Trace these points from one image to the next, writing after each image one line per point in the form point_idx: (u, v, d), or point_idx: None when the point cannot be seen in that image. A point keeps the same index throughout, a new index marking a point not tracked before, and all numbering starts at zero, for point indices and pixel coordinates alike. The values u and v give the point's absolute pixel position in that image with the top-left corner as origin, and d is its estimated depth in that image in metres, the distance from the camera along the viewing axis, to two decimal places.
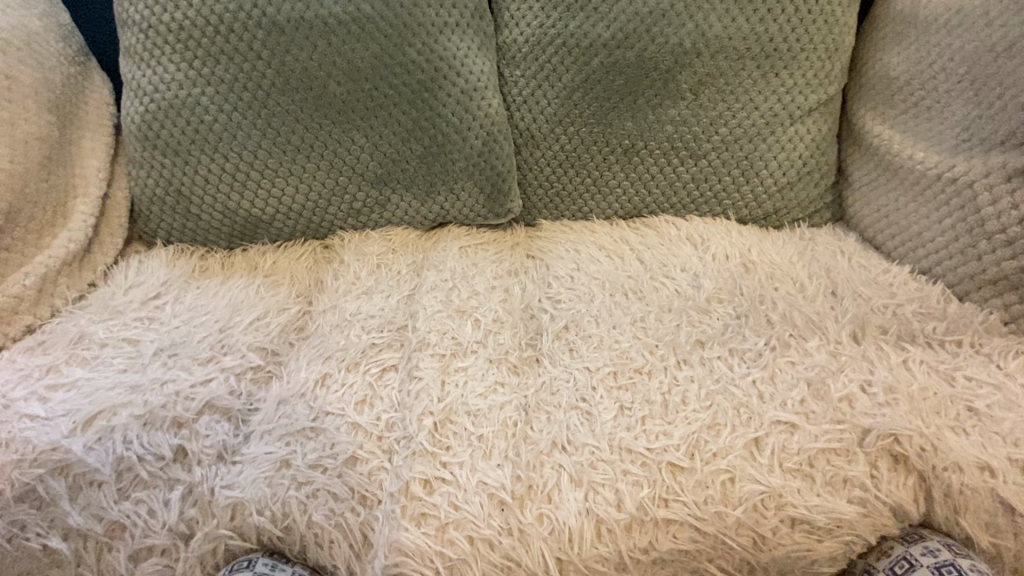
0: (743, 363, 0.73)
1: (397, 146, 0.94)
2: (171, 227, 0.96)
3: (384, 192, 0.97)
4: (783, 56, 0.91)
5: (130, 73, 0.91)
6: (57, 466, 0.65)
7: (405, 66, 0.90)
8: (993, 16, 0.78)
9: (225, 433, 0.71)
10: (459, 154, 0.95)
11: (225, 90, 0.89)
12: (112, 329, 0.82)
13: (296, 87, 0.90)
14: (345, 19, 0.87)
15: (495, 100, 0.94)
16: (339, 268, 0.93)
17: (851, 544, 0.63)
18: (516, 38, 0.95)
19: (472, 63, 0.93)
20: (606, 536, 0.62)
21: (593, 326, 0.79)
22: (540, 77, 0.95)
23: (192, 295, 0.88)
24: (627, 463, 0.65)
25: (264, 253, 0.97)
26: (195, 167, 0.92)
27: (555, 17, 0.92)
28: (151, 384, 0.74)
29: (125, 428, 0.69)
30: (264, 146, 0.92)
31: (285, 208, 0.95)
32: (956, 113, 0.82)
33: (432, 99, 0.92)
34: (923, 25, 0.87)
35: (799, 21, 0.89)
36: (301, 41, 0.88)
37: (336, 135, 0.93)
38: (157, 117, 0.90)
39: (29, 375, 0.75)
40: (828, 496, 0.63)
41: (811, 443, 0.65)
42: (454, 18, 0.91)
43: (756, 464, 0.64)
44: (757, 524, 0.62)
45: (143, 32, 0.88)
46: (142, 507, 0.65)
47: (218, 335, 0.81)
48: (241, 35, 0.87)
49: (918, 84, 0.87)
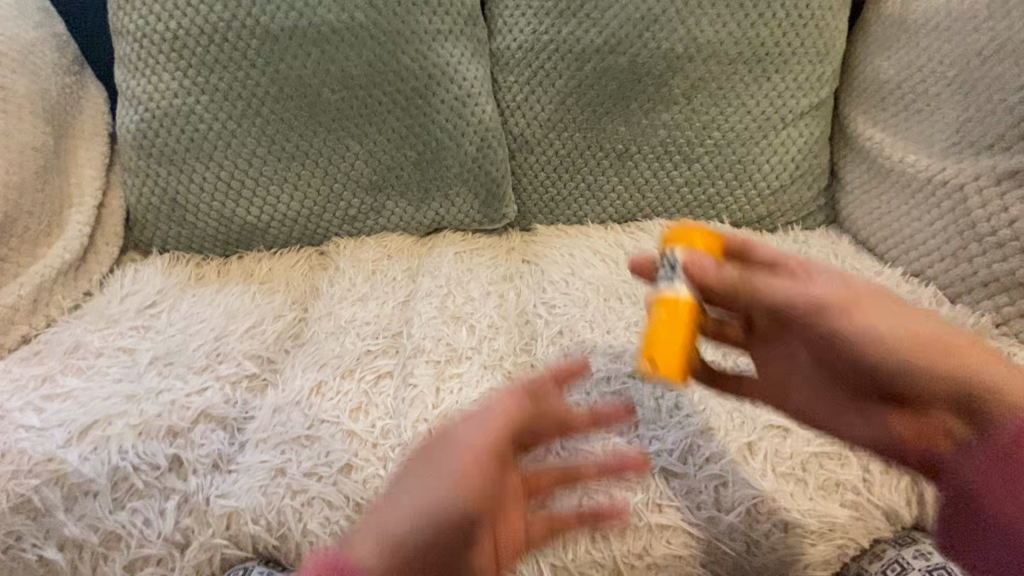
0: (736, 367, 0.74)
1: (392, 153, 0.95)
2: (167, 236, 0.96)
3: (379, 198, 0.97)
4: (775, 60, 0.91)
5: (125, 82, 0.91)
6: (53, 477, 0.66)
7: (398, 72, 0.90)
8: (980, 21, 0.79)
9: (221, 442, 0.71)
10: (453, 160, 0.96)
11: (219, 99, 0.90)
12: (108, 338, 0.82)
13: (291, 95, 0.90)
14: (338, 27, 0.88)
15: (489, 106, 0.95)
16: (334, 275, 0.93)
17: (844, 548, 0.63)
18: (510, 44, 0.96)
19: (465, 70, 0.93)
20: (601, 542, 0.62)
21: (587, 331, 0.80)
22: (533, 83, 0.96)
23: (188, 303, 0.88)
24: (621, 469, 0.66)
25: (260, 260, 0.97)
26: (190, 176, 0.92)
27: (548, 23, 0.93)
28: (147, 393, 0.74)
29: (120, 438, 0.69)
30: (259, 154, 0.92)
31: (281, 216, 0.95)
32: (946, 115, 0.82)
33: (426, 106, 0.92)
34: (912, 29, 0.87)
35: (790, 26, 0.90)
36: (295, 49, 0.88)
37: (331, 142, 0.93)
38: (152, 126, 0.91)
39: (25, 386, 0.75)
40: (821, 500, 0.63)
41: (803, 446, 0.66)
42: (447, 25, 0.91)
43: (749, 467, 0.65)
44: (750, 529, 0.62)
45: (138, 42, 0.89)
46: (137, 517, 0.66)
47: (214, 343, 0.81)
48: (235, 44, 0.87)
49: (909, 87, 0.87)
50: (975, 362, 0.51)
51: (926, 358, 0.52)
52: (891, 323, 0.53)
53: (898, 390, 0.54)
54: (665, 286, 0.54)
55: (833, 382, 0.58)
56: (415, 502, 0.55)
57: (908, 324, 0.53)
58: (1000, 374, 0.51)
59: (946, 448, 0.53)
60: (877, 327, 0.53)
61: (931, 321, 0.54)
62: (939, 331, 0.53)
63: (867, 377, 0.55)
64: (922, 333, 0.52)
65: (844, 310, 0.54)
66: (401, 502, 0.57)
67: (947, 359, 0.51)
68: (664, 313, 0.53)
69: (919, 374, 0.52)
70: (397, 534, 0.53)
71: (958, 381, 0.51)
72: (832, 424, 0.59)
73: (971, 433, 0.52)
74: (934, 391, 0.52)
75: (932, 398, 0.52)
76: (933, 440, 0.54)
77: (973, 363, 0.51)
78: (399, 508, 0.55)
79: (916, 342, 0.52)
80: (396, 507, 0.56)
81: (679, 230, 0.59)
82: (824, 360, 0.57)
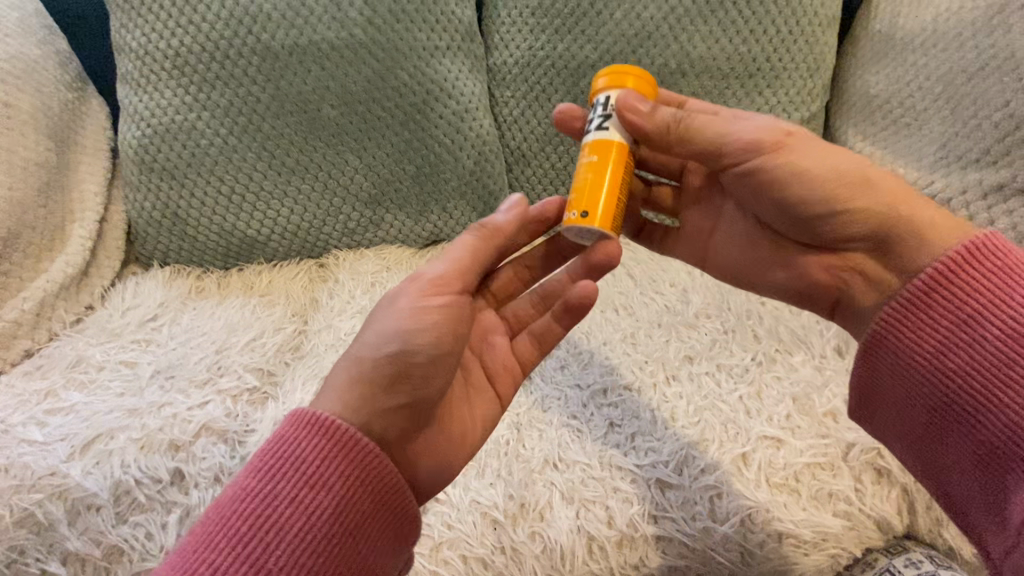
0: (731, 378, 0.75)
1: (391, 167, 0.96)
2: (168, 249, 0.97)
3: (378, 211, 0.98)
4: (766, 76, 0.93)
5: (127, 99, 0.93)
6: (56, 491, 0.67)
7: (397, 88, 0.92)
8: (966, 38, 0.81)
9: (222, 455, 0.72)
10: (451, 173, 0.97)
11: (221, 114, 0.91)
12: (109, 352, 0.83)
13: (291, 111, 0.91)
14: (338, 44, 0.89)
15: (486, 121, 0.97)
16: (334, 287, 0.94)
17: (837, 558, 0.63)
18: (507, 60, 0.98)
19: (463, 85, 0.95)
20: (597, 553, 0.63)
21: (584, 342, 0.81)
22: (530, 98, 0.98)
23: (188, 316, 0.89)
24: (617, 480, 0.67)
25: (260, 273, 0.98)
26: (191, 191, 0.94)
27: (544, 39, 0.94)
28: (149, 407, 0.75)
29: (123, 452, 0.70)
30: (260, 169, 0.94)
31: (281, 229, 0.97)
32: (932, 130, 0.84)
33: (424, 121, 0.94)
34: (900, 46, 0.90)
35: (781, 42, 0.92)
36: (295, 66, 0.89)
37: (331, 156, 0.94)
38: (154, 141, 0.92)
39: (28, 400, 0.76)
40: (814, 510, 0.64)
41: (796, 457, 0.67)
42: (445, 42, 0.93)
43: (744, 479, 0.66)
44: (745, 539, 0.63)
45: (140, 59, 0.90)
46: (140, 530, 0.66)
47: (214, 356, 0.82)
48: (236, 61, 0.89)
49: (897, 102, 0.89)
50: (888, 192, 0.56)
51: (849, 193, 0.56)
52: (818, 160, 0.57)
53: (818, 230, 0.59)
54: (596, 132, 0.57)
55: (758, 229, 0.65)
56: (395, 312, 0.54)
57: (833, 157, 0.57)
58: (914, 209, 0.56)
59: (857, 282, 0.59)
60: (801, 161, 0.56)
61: (852, 156, 0.58)
62: (861, 165, 0.57)
63: (790, 217, 0.60)
64: (844, 165, 0.56)
65: (771, 145, 0.57)
66: (375, 318, 0.55)
67: (865, 188, 0.56)
68: (591, 163, 0.57)
69: (841, 208, 0.57)
70: (372, 359, 0.52)
71: (873, 212, 0.56)
72: (758, 268, 0.66)
73: (883, 268, 0.57)
74: (852, 220, 0.57)
75: (846, 233, 0.58)
76: (847, 274, 0.60)
77: (889, 194, 0.56)
78: (374, 329, 0.54)
79: (843, 186, 0.56)
80: (369, 333, 0.54)
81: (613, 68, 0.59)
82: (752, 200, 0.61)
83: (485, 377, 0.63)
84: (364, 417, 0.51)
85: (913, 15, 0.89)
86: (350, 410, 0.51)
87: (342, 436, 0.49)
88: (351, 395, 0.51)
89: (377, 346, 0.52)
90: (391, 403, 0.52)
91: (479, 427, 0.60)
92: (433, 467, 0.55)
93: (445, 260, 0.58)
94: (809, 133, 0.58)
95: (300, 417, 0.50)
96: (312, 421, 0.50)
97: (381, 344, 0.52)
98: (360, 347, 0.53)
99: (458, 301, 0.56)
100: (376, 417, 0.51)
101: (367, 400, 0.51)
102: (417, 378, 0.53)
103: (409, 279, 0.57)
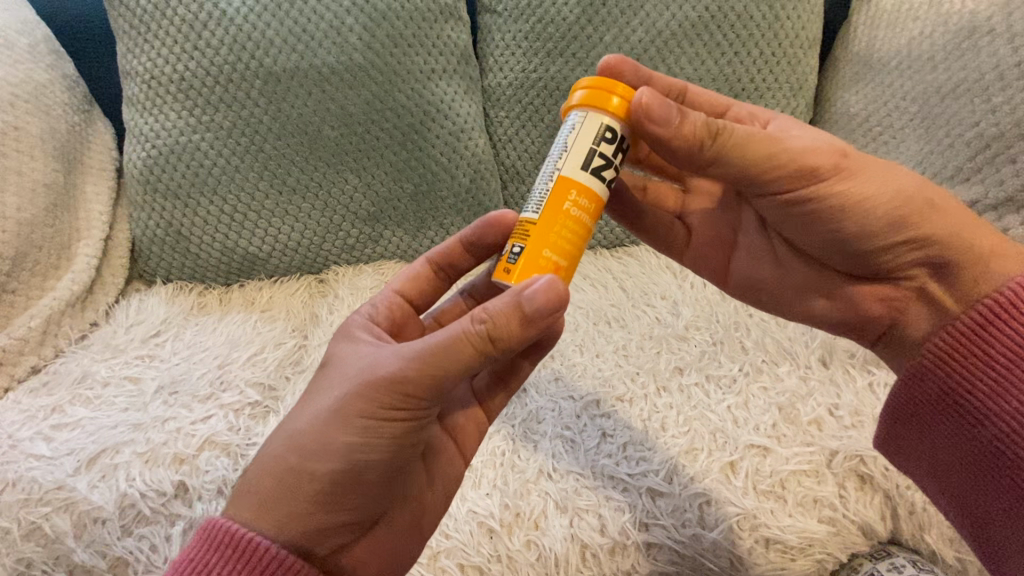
0: (719, 389, 0.77)
1: (388, 186, 0.99)
2: (170, 267, 1.00)
3: (377, 228, 1.01)
4: (751, 94, 0.97)
5: (133, 121, 0.95)
6: (64, 504, 0.69)
7: (394, 110, 0.95)
8: (938, 61, 0.85)
9: (225, 468, 0.74)
10: (448, 190, 1.00)
11: (223, 136, 0.94)
12: (114, 368, 0.85)
13: (292, 132, 0.94)
14: (338, 68, 0.92)
15: (482, 140, 1.00)
16: (333, 302, 0.96)
17: (823, 562, 0.65)
18: (501, 81, 1.01)
19: (459, 107, 0.98)
20: (591, 560, 0.65)
21: (577, 355, 0.83)
22: (523, 119, 1.02)
23: (191, 331, 0.91)
24: (609, 489, 0.69)
25: (261, 288, 1.00)
26: (194, 209, 0.96)
27: (537, 62, 0.98)
28: (153, 421, 0.77)
29: (128, 466, 0.72)
30: (261, 188, 0.96)
31: (281, 246, 0.99)
32: (909, 148, 0.87)
33: (421, 141, 0.97)
34: (877, 67, 0.94)
35: (763, 63, 0.96)
36: (297, 89, 0.92)
37: (330, 175, 0.97)
38: (159, 162, 0.94)
39: (35, 416, 0.78)
40: (799, 516, 0.66)
41: (782, 465, 0.69)
42: (441, 64, 0.97)
43: (731, 486, 0.68)
44: (733, 545, 0.65)
45: (146, 82, 0.93)
46: (144, 542, 0.68)
47: (217, 371, 0.84)
48: (239, 85, 0.92)
49: (876, 120, 0.92)
50: (946, 216, 0.58)
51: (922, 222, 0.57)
52: (873, 186, 0.57)
53: (877, 259, 0.60)
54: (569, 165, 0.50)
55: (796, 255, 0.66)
56: (340, 426, 0.49)
57: (887, 179, 0.58)
58: (966, 226, 0.58)
59: (918, 309, 0.61)
60: (868, 191, 0.57)
61: (908, 180, 0.58)
62: (917, 186, 0.58)
63: (848, 249, 0.60)
64: (904, 190, 0.58)
65: (835, 170, 0.56)
66: (312, 413, 0.51)
67: (925, 211, 0.57)
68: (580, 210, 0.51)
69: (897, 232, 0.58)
70: (307, 477, 0.49)
71: (933, 236, 0.58)
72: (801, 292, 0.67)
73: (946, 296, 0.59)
74: (908, 247, 0.59)
75: (903, 262, 0.60)
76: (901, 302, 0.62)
77: (951, 220, 0.58)
78: (307, 429, 0.50)
79: (898, 212, 0.57)
80: (298, 432, 0.50)
81: (598, 80, 0.52)
82: (807, 231, 0.61)
83: (447, 436, 0.62)
84: (293, 535, 0.49)
85: (889, 37, 0.93)
86: (277, 526, 0.49)
87: (267, 561, 0.47)
88: (283, 509, 0.49)
89: (314, 463, 0.49)
90: (331, 521, 0.50)
91: (438, 501, 0.60)
92: (384, 561, 0.55)
93: (402, 359, 0.49)
94: (858, 154, 0.58)
95: (216, 530, 0.48)
96: (221, 539, 0.48)
97: (315, 457, 0.49)
98: (288, 453, 0.50)
99: (417, 418, 0.50)
100: (308, 536, 0.49)
101: (298, 517, 0.49)
102: (362, 494, 0.51)
103: (357, 381, 0.50)
